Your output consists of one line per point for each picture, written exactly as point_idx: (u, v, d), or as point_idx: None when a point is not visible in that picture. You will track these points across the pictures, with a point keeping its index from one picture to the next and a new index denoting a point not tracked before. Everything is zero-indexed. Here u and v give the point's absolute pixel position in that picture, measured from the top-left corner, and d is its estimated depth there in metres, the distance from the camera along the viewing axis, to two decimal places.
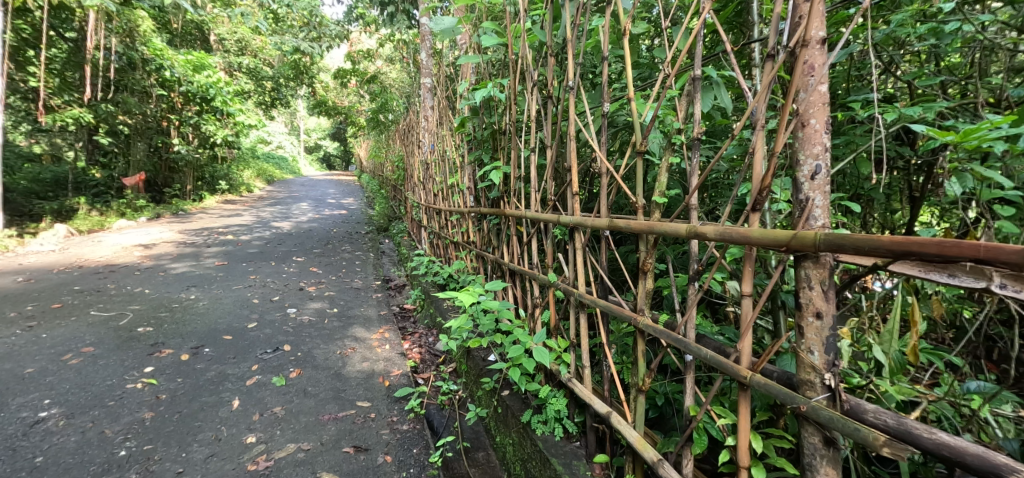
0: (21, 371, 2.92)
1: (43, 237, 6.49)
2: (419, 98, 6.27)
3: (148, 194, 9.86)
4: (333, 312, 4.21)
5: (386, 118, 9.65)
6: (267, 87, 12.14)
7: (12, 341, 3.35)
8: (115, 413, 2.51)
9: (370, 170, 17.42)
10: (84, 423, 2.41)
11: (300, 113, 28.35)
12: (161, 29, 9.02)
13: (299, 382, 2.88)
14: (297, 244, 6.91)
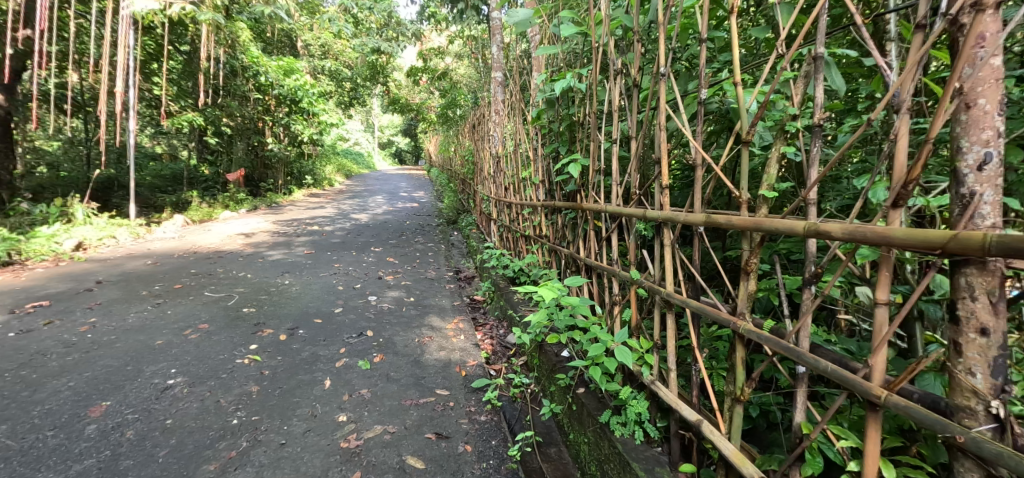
0: (152, 342, 3.27)
1: (165, 226, 7.27)
2: (488, 92, 6.32)
3: (248, 188, 10.72)
4: (410, 301, 4.37)
5: (455, 113, 9.83)
6: (347, 87, 12.81)
7: (143, 315, 3.78)
8: (226, 385, 2.74)
9: (439, 164, 17.90)
10: (203, 392, 2.66)
11: (375, 111, 29.68)
12: (256, 36, 9.76)
13: (382, 366, 3.01)
14: (374, 235, 7.21)
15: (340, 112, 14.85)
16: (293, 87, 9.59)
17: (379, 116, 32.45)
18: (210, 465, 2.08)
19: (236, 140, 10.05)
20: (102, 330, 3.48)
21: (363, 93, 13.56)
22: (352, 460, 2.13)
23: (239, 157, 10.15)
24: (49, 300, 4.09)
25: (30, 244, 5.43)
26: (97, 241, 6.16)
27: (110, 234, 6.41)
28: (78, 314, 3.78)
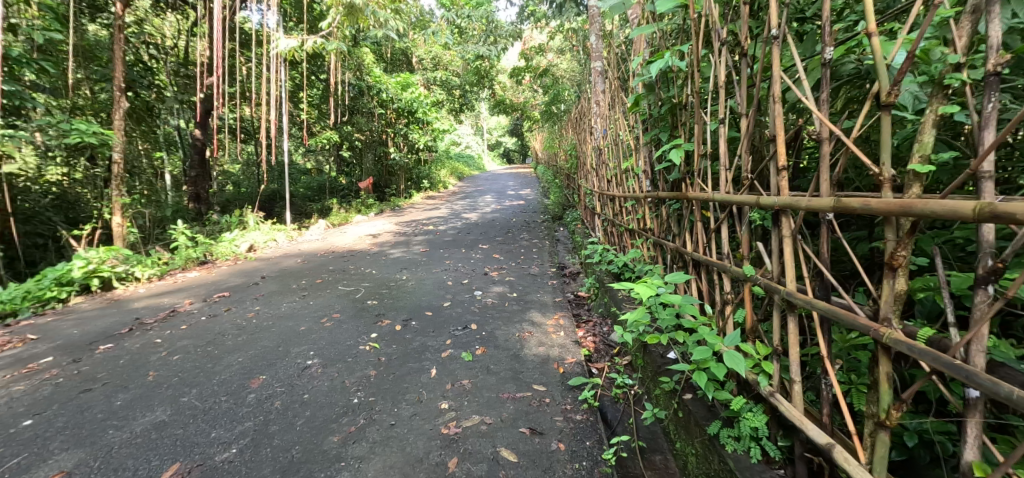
0: (297, 328, 3.71)
1: (312, 230, 8.23)
2: (590, 85, 6.16)
3: (376, 195, 11.65)
4: (513, 296, 4.41)
5: (559, 108, 9.73)
6: (456, 95, 13.40)
7: (292, 305, 4.31)
8: (350, 368, 3.00)
9: (546, 162, 17.93)
10: (333, 372, 2.95)
11: (484, 114, 30.71)
12: (374, 56, 10.59)
13: (484, 358, 3.06)
14: (483, 234, 7.42)
15: (453, 118, 15.57)
16: (410, 100, 10.29)
17: (488, 119, 33.54)
18: (334, 437, 2.30)
19: (365, 153, 11.05)
20: (264, 316, 4.03)
21: (471, 98, 14.07)
22: (450, 446, 2.20)
23: (368, 168, 11.09)
24: (229, 291, 4.86)
25: (219, 246, 6.54)
26: (264, 243, 7.20)
27: (273, 237, 7.44)
28: (248, 302, 4.44)
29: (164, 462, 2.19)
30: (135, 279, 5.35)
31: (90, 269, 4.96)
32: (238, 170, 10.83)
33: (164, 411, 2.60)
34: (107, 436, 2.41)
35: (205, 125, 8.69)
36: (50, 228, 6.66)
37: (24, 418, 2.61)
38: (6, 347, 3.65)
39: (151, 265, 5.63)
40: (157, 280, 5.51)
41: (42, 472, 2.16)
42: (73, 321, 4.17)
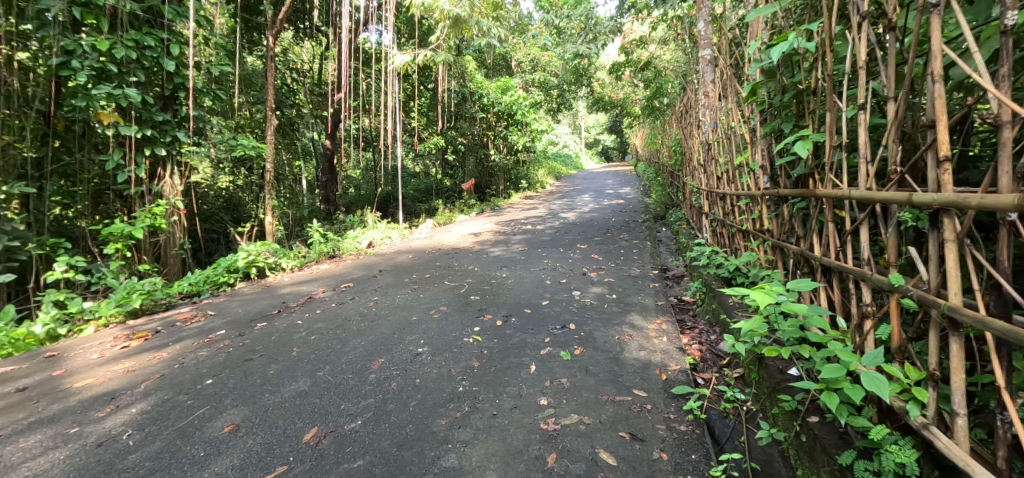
0: (410, 318, 3.97)
1: (420, 228, 8.74)
2: (695, 77, 5.83)
3: (476, 196, 12.03)
4: (612, 297, 4.29)
5: (662, 102, 9.26)
6: (554, 95, 13.44)
7: (403, 296, 4.60)
8: (456, 357, 3.14)
9: (647, 159, 17.24)
10: (441, 360, 3.11)
11: (582, 113, 30.44)
12: (476, 63, 10.99)
13: (583, 358, 3.02)
14: (581, 233, 7.31)
15: (550, 118, 15.61)
16: (509, 103, 10.58)
17: (587, 117, 33.18)
18: (442, 420, 2.42)
19: (467, 156, 11.50)
20: (382, 305, 4.36)
21: (568, 97, 14.04)
22: (549, 441, 2.19)
23: (469, 170, 11.50)
24: (353, 282, 5.33)
25: (344, 242, 7.19)
26: (382, 240, 7.78)
27: (388, 235, 8.03)
28: (369, 292, 4.84)
29: (304, 426, 2.48)
30: (282, 268, 6.10)
31: (250, 259, 5.76)
32: (359, 175, 11.87)
33: (305, 382, 2.96)
34: (265, 398, 2.80)
35: (334, 136, 9.66)
36: (221, 224, 7.84)
37: (205, 377, 3.13)
38: (191, 320, 4.36)
39: (295, 257, 6.40)
40: (298, 270, 6.22)
41: (217, 422, 2.58)
42: (238, 302, 4.87)
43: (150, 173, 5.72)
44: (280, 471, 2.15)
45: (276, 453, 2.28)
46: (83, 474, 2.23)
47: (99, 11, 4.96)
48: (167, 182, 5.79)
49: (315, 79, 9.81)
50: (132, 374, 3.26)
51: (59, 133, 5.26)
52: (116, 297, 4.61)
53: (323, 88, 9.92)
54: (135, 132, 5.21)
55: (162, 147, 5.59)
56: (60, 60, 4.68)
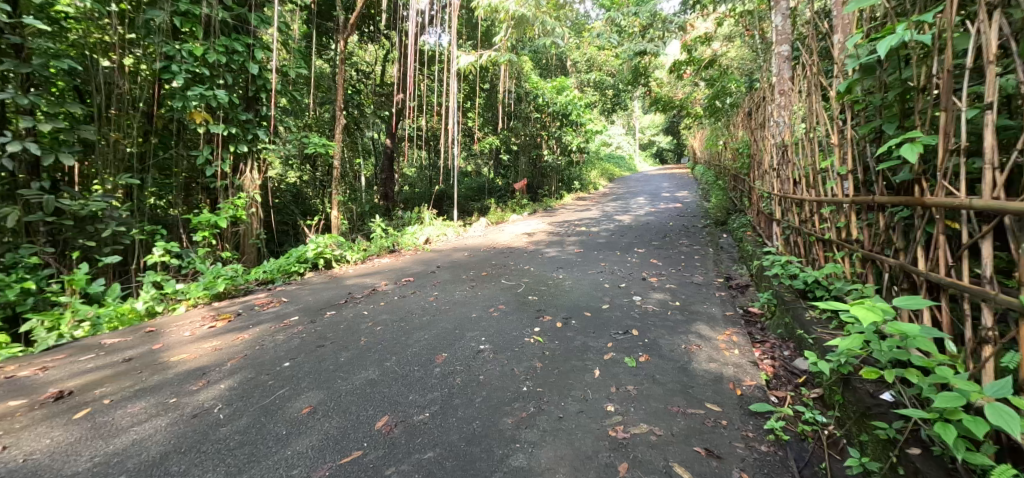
0: (470, 314, 4.03)
1: (475, 226, 8.87)
2: (767, 75, 5.55)
3: (529, 195, 11.97)
4: (675, 305, 4.15)
5: (726, 102, 8.74)
6: (610, 94, 13.22)
7: (463, 293, 4.67)
8: (519, 357, 3.19)
9: (704, 162, 16.54)
10: (503, 359, 3.17)
11: (638, 113, 29.67)
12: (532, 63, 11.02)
13: (648, 367, 2.98)
14: (637, 236, 7.12)
15: (604, 118, 15.30)
16: (564, 103, 10.54)
17: (643, 118, 32.31)
18: (509, 419, 2.46)
19: (520, 156, 11.53)
20: (442, 301, 4.45)
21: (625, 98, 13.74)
22: (619, 450, 2.18)
23: (522, 170, 11.50)
24: (413, 276, 5.48)
25: (403, 238, 7.42)
26: (437, 236, 7.96)
27: (444, 232, 8.19)
28: (428, 287, 4.95)
29: (376, 413, 2.59)
30: (347, 261, 6.40)
31: (318, 251, 6.07)
32: (414, 173, 12.17)
33: (374, 371, 3.08)
34: (338, 383, 2.95)
35: (394, 135, 9.98)
36: (291, 217, 8.31)
37: (283, 360, 3.33)
38: (267, 305, 4.65)
39: (358, 250, 6.68)
40: (361, 263, 6.49)
41: (297, 403, 2.74)
42: (307, 291, 5.14)
43: (234, 168, 6.18)
44: (355, 456, 2.26)
45: (352, 437, 2.39)
46: (181, 443, 2.42)
47: (195, 20, 5.44)
48: (247, 177, 6.26)
49: (378, 80, 10.16)
50: (219, 353, 3.52)
51: (157, 130, 5.72)
52: (204, 281, 5.03)
53: (386, 90, 10.29)
54: (222, 130, 5.65)
55: (245, 144, 6.02)
56: (162, 65, 5.23)
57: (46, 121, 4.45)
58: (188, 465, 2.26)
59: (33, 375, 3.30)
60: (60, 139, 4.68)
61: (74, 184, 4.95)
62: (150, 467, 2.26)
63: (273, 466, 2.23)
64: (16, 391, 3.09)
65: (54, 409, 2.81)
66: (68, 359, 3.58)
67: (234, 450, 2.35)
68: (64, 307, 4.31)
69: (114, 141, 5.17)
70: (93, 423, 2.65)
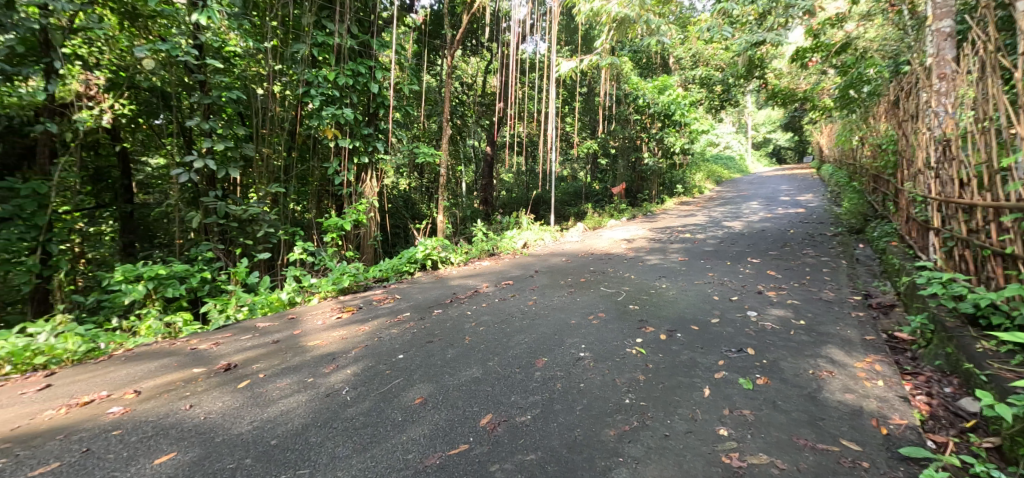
0: (569, 321, 3.89)
1: (572, 232, 8.69)
2: (917, 56, 4.82)
3: (628, 200, 11.35)
4: (800, 323, 3.65)
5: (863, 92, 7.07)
6: None
7: (561, 299, 4.54)
8: (620, 368, 3.06)
9: (833, 161, 14.52)
10: (604, 368, 3.05)
11: (751, 109, 27.22)
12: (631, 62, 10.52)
13: (768, 391, 2.72)
14: (752, 243, 6.45)
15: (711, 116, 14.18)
16: (666, 103, 9.66)
17: (756, 114, 29.62)
18: (610, 431, 2.42)
19: (618, 160, 11.04)
20: (542, 305, 4.37)
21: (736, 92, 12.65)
22: None
23: (620, 174, 11.00)
24: (513, 279, 5.49)
25: (501, 242, 7.47)
26: (535, 240, 7.92)
27: (542, 236, 8.11)
28: (527, 291, 4.89)
29: (481, 411, 2.67)
30: (451, 263, 6.57)
31: (427, 252, 6.32)
32: (510, 179, 12.24)
33: (478, 369, 3.13)
34: (446, 378, 3.04)
35: (492, 143, 10.11)
36: (401, 221, 8.76)
37: (397, 352, 3.49)
38: (384, 300, 4.93)
39: (461, 253, 6.85)
40: (464, 264, 6.64)
41: (409, 393, 2.89)
42: (417, 289, 5.37)
43: (356, 177, 6.64)
44: (463, 449, 2.36)
45: (458, 431, 2.49)
46: (318, 417, 2.70)
47: (328, 49, 6.06)
48: (367, 184, 6.69)
49: (480, 91, 10.74)
50: (346, 341, 3.80)
51: (297, 146, 6.37)
52: (332, 276, 5.45)
53: (488, 99, 10.57)
54: (348, 144, 6.17)
55: (366, 155, 6.45)
56: (303, 90, 5.87)
57: (219, 141, 5.33)
58: (324, 437, 2.51)
59: (210, 348, 3.84)
60: (229, 156, 5.60)
61: (235, 193, 5.85)
62: (295, 436, 2.53)
63: (391, 448, 2.40)
64: (197, 360, 3.62)
65: (223, 378, 3.25)
66: (232, 337, 4.10)
67: (359, 429, 2.56)
68: (228, 296, 5.03)
69: (265, 157, 5.89)
70: (252, 392, 3.02)
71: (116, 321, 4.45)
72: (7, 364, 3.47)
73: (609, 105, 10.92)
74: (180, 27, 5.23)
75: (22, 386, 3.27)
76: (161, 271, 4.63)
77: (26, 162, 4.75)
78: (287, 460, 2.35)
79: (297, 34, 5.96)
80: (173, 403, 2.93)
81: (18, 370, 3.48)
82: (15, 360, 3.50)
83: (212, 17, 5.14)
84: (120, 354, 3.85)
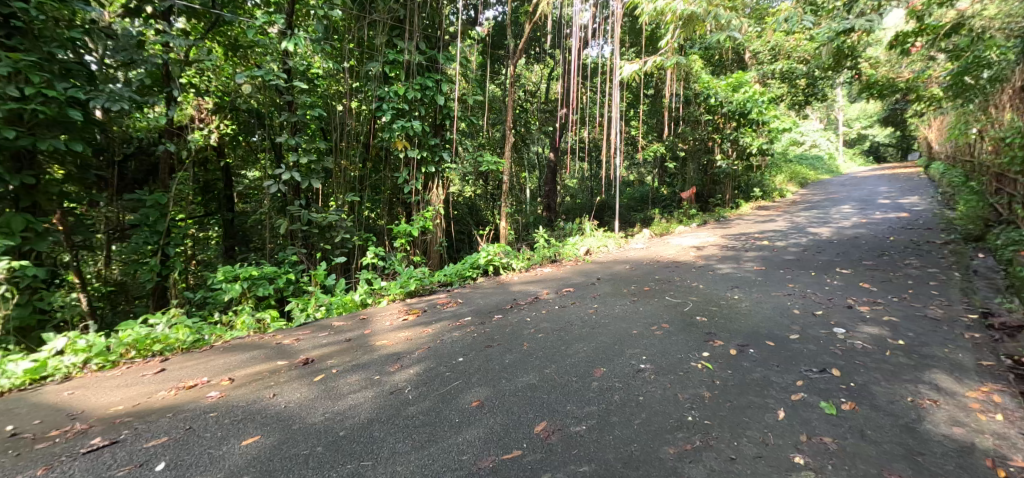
0: (630, 331, 3.68)
1: (637, 238, 8.37)
2: None
3: (698, 206, 10.77)
4: (897, 343, 3.23)
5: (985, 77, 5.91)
6: (802, 84, 11.31)
7: (621, 308, 4.33)
8: (684, 382, 2.84)
9: (944, 154, 12.89)
10: (665, 382, 2.84)
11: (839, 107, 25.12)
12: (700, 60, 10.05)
13: (854, 418, 2.44)
14: (840, 252, 5.86)
15: (794, 112, 13.17)
16: (742, 101, 9.09)
17: (846, 113, 27.30)
18: (670, 448, 2.26)
19: (688, 163, 10.51)
20: (602, 314, 4.18)
21: (823, 84, 11.52)
22: None
23: (691, 178, 10.49)
24: (574, 287, 5.32)
25: (563, 248, 7.33)
26: (598, 247, 7.69)
27: (605, 243, 7.87)
28: (588, 299, 4.72)
29: (535, 417, 2.57)
30: (512, 269, 6.50)
31: (489, 258, 6.31)
32: (575, 185, 12.05)
33: (535, 376, 3.02)
34: (503, 383, 2.96)
35: (556, 148, 10.00)
36: (465, 227, 8.84)
37: (457, 355, 3.45)
38: (447, 304, 4.94)
39: (522, 259, 6.74)
40: (525, 270, 6.52)
41: (466, 396, 2.83)
42: (479, 294, 5.36)
43: (424, 185, 6.72)
44: (516, 455, 2.29)
45: (513, 436, 2.42)
46: (382, 413, 2.71)
47: (399, 66, 6.26)
48: (434, 192, 6.77)
49: (543, 98, 10.77)
50: (412, 341, 3.82)
51: (371, 158, 6.61)
52: (399, 280, 5.55)
53: (552, 106, 10.52)
54: (416, 154, 6.29)
55: (433, 165, 6.52)
56: (376, 105, 6.09)
57: (303, 155, 5.76)
58: (387, 433, 2.52)
59: (292, 343, 4.02)
60: (312, 168, 5.94)
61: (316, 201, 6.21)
62: (361, 430, 2.56)
63: (446, 448, 2.36)
64: (281, 354, 3.79)
65: (301, 371, 3.36)
66: (311, 334, 4.26)
67: (418, 427, 2.54)
68: (309, 296, 5.27)
69: (343, 169, 6.19)
70: (325, 386, 3.09)
71: (218, 316, 4.73)
72: (132, 350, 3.80)
73: (678, 106, 10.47)
74: (273, 56, 5.51)
75: (141, 369, 3.58)
76: (253, 273, 4.92)
77: (150, 177, 5.47)
78: (352, 452, 2.38)
79: (372, 53, 6.18)
80: (259, 391, 3.07)
81: (139, 356, 3.80)
82: (138, 346, 3.82)
83: (299, 43, 5.42)
84: (219, 345, 4.11)
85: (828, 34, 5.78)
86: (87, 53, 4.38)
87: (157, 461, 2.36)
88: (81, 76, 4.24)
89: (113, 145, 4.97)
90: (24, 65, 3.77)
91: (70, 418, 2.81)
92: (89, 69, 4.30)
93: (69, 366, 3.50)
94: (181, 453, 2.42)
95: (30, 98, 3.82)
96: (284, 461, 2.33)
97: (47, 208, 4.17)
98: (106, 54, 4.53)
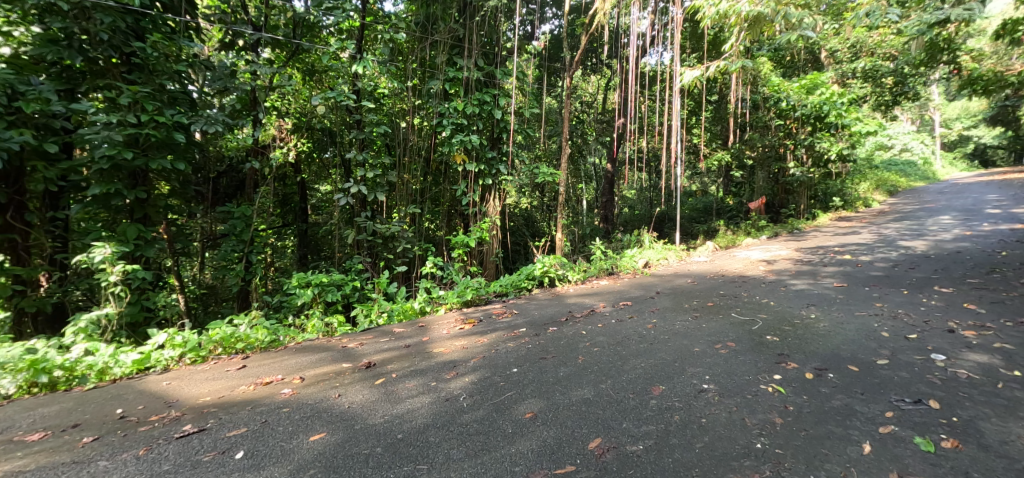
0: (691, 348, 3.45)
1: (700, 251, 7.97)
2: None
3: (768, 217, 10.14)
4: (1012, 375, 2.80)
5: None
6: (889, 84, 10.42)
7: (683, 324, 4.08)
8: (752, 406, 2.59)
9: None
10: (731, 404, 2.61)
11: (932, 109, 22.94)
12: (768, 63, 9.55)
13: (957, 459, 2.11)
14: (937, 268, 5.25)
15: (881, 115, 12.13)
16: (818, 103, 8.54)
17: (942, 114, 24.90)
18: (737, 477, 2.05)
19: (757, 171, 9.95)
20: (662, 329, 3.95)
21: (913, 82, 10.51)
22: None
23: (760, 186, 9.91)
24: (631, 300, 5.10)
25: (621, 260, 7.09)
26: (658, 260, 7.38)
27: (665, 256, 7.55)
28: (646, 313, 4.50)
29: (590, 433, 2.42)
30: (568, 281, 6.35)
31: (544, 269, 6.21)
32: (634, 196, 11.75)
33: (591, 390, 2.87)
34: (559, 395, 2.83)
35: (613, 158, 9.82)
36: (521, 238, 8.82)
37: (512, 365, 3.36)
38: (502, 315, 4.88)
39: (579, 271, 6.57)
40: (582, 283, 6.35)
41: (520, 407, 2.73)
42: (535, 304, 5.26)
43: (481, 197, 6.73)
44: (569, 470, 2.15)
45: (568, 450, 2.29)
46: (438, 419, 2.65)
47: (458, 83, 6.35)
48: (491, 204, 6.75)
49: (600, 108, 10.63)
50: (468, 350, 3.77)
51: (432, 171, 6.70)
52: (456, 289, 5.58)
53: (610, 116, 10.37)
54: (474, 168, 6.32)
55: (490, 178, 6.52)
56: (436, 121, 6.19)
57: (369, 169, 5.92)
58: (442, 438, 2.46)
59: (356, 347, 4.08)
60: (377, 182, 6.11)
61: (381, 213, 6.41)
62: (417, 433, 2.52)
63: (501, 458, 2.27)
64: (346, 357, 3.85)
65: (364, 374, 3.39)
66: (374, 339, 4.32)
67: (472, 435, 2.46)
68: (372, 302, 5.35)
69: (406, 182, 6.34)
70: (386, 389, 3.09)
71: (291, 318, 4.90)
72: (219, 347, 3.99)
73: (744, 111, 9.96)
74: (345, 78, 5.78)
75: (226, 364, 3.76)
76: (323, 278, 5.05)
77: (238, 191, 5.97)
78: (408, 454, 2.34)
79: (433, 72, 6.34)
80: (325, 391, 3.12)
81: (225, 352, 3.99)
82: (224, 344, 4.01)
83: (368, 66, 5.66)
84: (293, 346, 4.24)
85: (919, 26, 5.23)
86: (189, 83, 4.75)
87: (236, 449, 2.43)
88: (185, 103, 4.61)
89: (208, 164, 5.52)
90: (141, 96, 4.20)
91: (166, 405, 2.98)
92: (192, 98, 4.67)
93: (168, 359, 3.71)
94: (257, 443, 2.48)
95: (145, 124, 4.21)
96: (347, 458, 2.33)
97: (156, 219, 4.52)
98: (206, 84, 4.90)
